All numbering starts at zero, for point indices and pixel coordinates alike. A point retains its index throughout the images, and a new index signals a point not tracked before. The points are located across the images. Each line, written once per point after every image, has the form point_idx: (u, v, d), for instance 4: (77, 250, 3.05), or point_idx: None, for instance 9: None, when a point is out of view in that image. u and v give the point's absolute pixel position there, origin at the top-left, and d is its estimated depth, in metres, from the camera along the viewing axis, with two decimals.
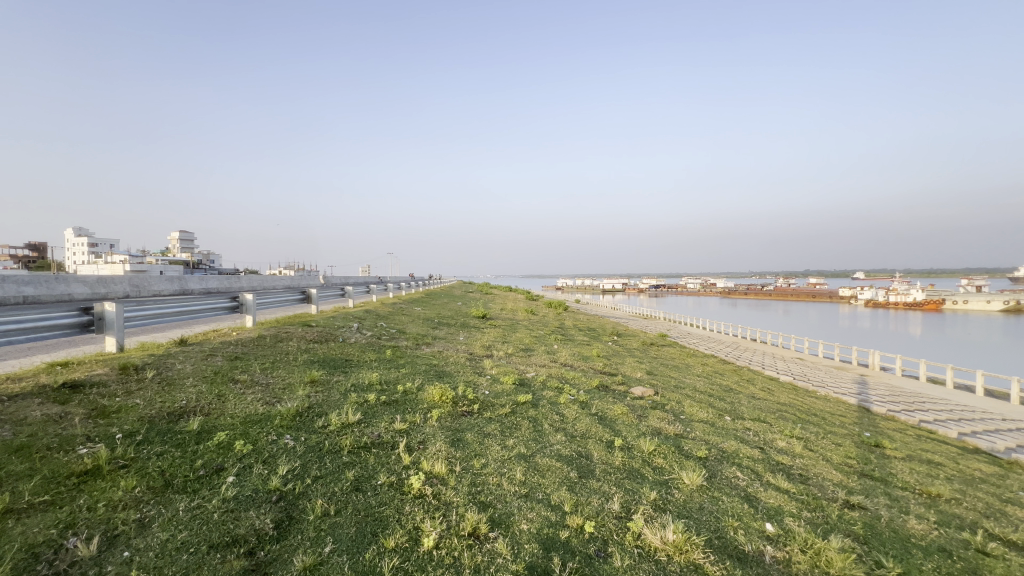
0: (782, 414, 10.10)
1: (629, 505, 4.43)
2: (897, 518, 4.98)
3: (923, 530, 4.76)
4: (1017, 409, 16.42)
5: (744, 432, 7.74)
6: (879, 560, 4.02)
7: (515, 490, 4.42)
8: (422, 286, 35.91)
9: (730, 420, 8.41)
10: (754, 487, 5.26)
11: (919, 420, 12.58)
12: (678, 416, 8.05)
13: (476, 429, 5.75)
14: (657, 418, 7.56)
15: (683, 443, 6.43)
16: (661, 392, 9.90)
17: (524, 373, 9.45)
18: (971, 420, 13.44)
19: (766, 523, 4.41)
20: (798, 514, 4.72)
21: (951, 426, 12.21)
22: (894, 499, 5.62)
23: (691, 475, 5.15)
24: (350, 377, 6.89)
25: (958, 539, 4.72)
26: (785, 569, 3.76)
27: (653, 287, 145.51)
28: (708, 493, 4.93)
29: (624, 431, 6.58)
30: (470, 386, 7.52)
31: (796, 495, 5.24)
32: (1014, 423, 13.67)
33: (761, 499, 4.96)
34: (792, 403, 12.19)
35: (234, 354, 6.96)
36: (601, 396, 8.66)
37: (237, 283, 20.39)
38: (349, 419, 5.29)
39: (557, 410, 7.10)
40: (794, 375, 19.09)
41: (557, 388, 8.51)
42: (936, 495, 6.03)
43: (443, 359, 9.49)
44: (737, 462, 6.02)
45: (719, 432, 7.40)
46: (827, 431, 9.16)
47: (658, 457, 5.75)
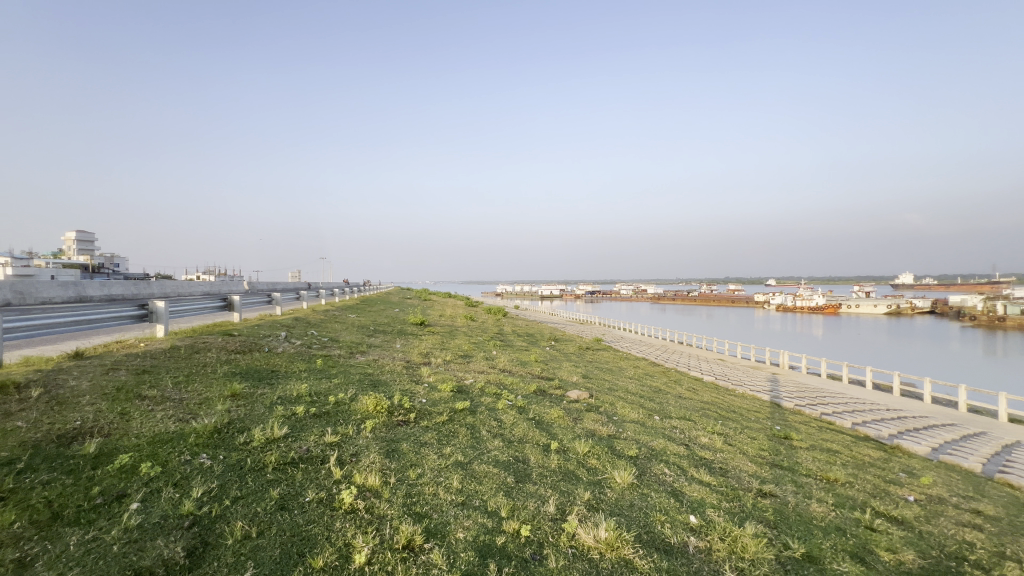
0: (705, 412, 10.80)
1: (564, 506, 4.52)
2: (802, 502, 5.50)
3: (822, 512, 5.30)
4: (898, 400, 18.68)
5: (671, 430, 8.19)
6: (787, 542, 4.40)
7: (452, 498, 4.37)
8: (357, 292, 34.59)
9: (658, 419, 8.85)
10: (679, 481, 5.59)
11: (821, 413, 13.96)
12: (611, 418, 8.36)
13: (412, 439, 5.62)
14: (591, 421, 7.81)
15: (615, 443, 6.69)
16: (595, 394, 10.24)
17: (462, 380, 9.39)
18: (862, 411, 15.12)
19: (690, 515, 4.69)
20: (718, 505, 5.06)
21: (847, 417, 13.66)
22: (799, 486, 6.21)
23: (622, 474, 5.36)
24: (276, 390, 6.48)
25: (851, 518, 5.30)
26: (707, 558, 4.02)
27: (589, 293, 150.51)
28: (638, 490, 5.16)
29: (560, 434, 6.73)
30: (406, 394, 7.35)
31: (716, 487, 5.62)
32: (896, 413, 15.54)
33: (685, 493, 5.27)
34: (714, 401, 13.05)
35: (141, 367, 6.32)
36: (538, 400, 8.81)
37: (147, 289, 18.53)
38: (274, 434, 4.96)
39: (495, 416, 7.12)
40: (716, 375, 20.46)
41: (495, 394, 8.55)
42: (834, 479, 6.73)
43: (379, 368, 9.21)
44: (664, 459, 6.36)
45: (649, 431, 7.78)
46: (744, 426, 9.92)
47: (591, 458, 5.94)
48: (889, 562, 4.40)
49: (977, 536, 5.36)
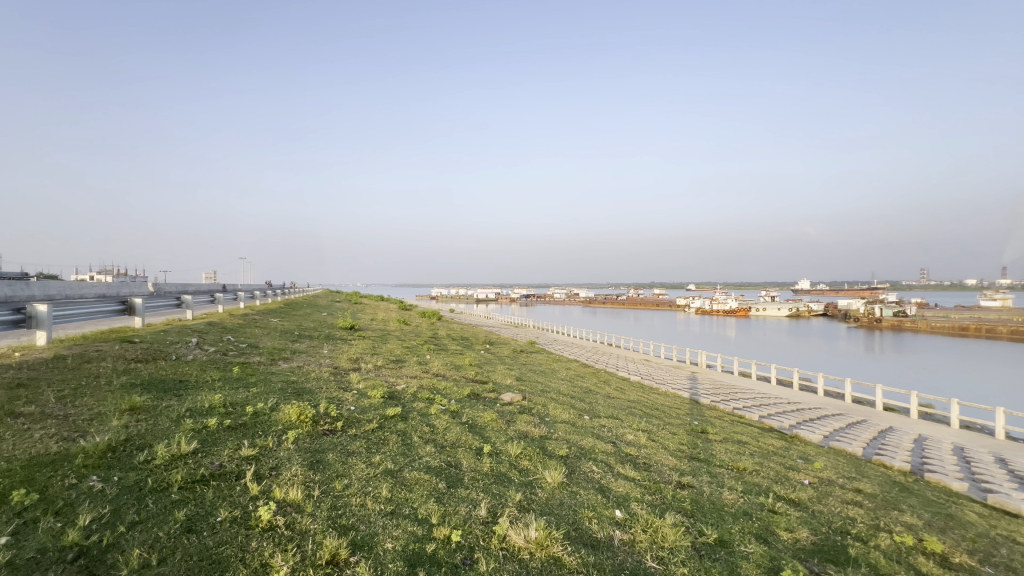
0: (631, 410, 11.34)
1: (496, 509, 4.55)
2: (715, 491, 5.95)
3: (732, 499, 5.76)
4: (797, 394, 20.74)
5: (599, 429, 8.51)
6: (702, 529, 4.74)
7: (381, 508, 4.24)
8: (280, 295, 32.55)
9: (588, 419, 9.17)
10: (606, 478, 5.82)
11: (734, 408, 15.14)
12: (543, 419, 8.54)
13: (339, 449, 5.38)
14: (524, 422, 7.93)
15: (546, 444, 6.83)
16: (529, 397, 10.40)
17: (394, 385, 9.12)
18: (768, 405, 16.60)
19: (615, 510, 4.90)
20: (641, 498, 5.34)
21: (755, 411, 14.94)
22: (713, 476, 6.71)
23: (553, 474, 5.49)
24: (184, 401, 5.91)
25: (757, 503, 5.81)
26: (630, 549, 4.21)
27: (523, 296, 153.19)
28: (568, 488, 5.30)
29: (493, 437, 6.77)
30: (333, 402, 7.03)
31: (640, 481, 5.92)
32: (796, 406, 17.22)
33: (611, 489, 5.50)
34: (639, 400, 13.73)
35: (16, 381, 5.50)
36: (471, 404, 8.80)
37: (24, 291, 16.18)
38: (180, 450, 4.53)
39: (427, 421, 7.01)
40: (642, 375, 21.54)
41: (428, 399, 8.41)
42: (743, 469, 7.34)
43: (304, 375, 8.72)
44: (593, 457, 6.59)
45: (579, 431, 8.04)
46: (666, 423, 10.53)
47: (523, 460, 6.02)
48: (788, 540, 4.87)
49: (858, 511, 6.09)
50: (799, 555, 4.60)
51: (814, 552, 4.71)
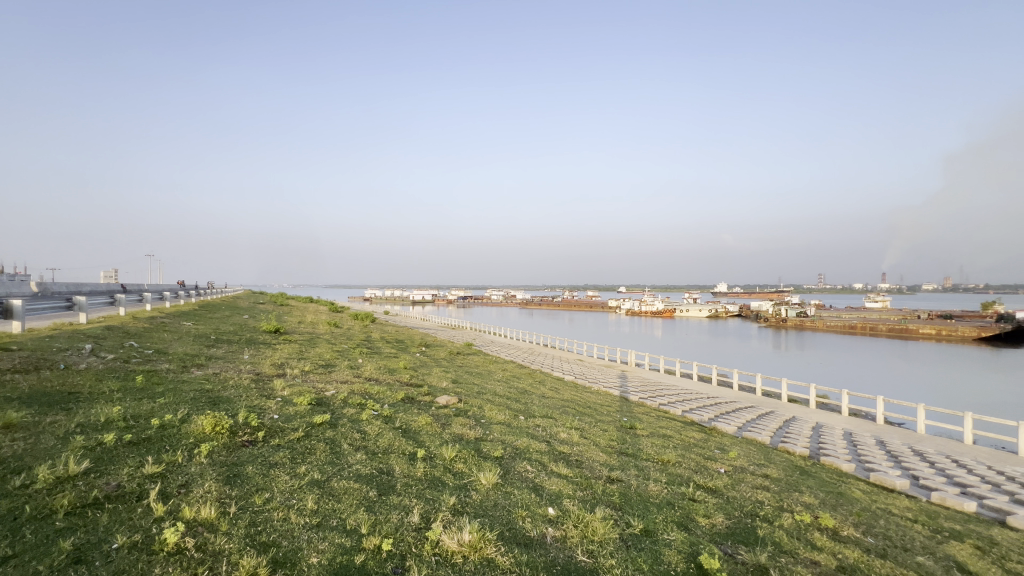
0: (565, 410, 11.64)
1: (429, 514, 4.48)
2: (642, 484, 6.27)
3: (657, 490, 6.10)
4: (715, 389, 22.33)
5: (534, 428, 8.67)
6: (629, 520, 4.96)
7: (306, 521, 4.02)
8: (194, 296, 29.88)
9: (523, 419, 9.30)
10: (540, 477, 5.93)
11: (660, 404, 16.00)
12: (478, 421, 8.53)
13: (259, 461, 5.03)
14: (459, 425, 7.88)
15: (481, 446, 6.83)
16: (464, 399, 10.35)
17: (323, 391, 8.70)
18: (690, 401, 17.71)
19: (548, 508, 5.00)
20: (573, 495, 5.50)
21: (679, 406, 15.86)
22: (641, 469, 7.06)
23: (488, 475, 5.50)
24: (75, 416, 5.25)
25: (679, 493, 6.19)
26: (562, 545, 4.32)
27: (460, 297, 152.34)
28: (502, 489, 5.34)
29: (427, 442, 6.65)
30: (255, 411, 6.57)
31: (572, 478, 6.10)
32: (715, 400, 18.53)
33: (544, 487, 5.61)
34: (573, 399, 14.13)
35: None
36: (405, 408, 8.60)
37: None
38: (68, 471, 4.01)
39: (358, 427, 6.75)
40: (576, 374, 22.13)
41: (359, 404, 8.11)
42: (667, 461, 7.79)
43: (220, 383, 8.07)
44: (527, 457, 6.69)
45: (514, 431, 8.13)
46: (597, 420, 10.92)
47: (458, 463, 5.97)
48: (706, 526, 5.23)
49: (765, 495, 6.67)
50: (715, 539, 4.96)
51: (728, 535, 5.09)
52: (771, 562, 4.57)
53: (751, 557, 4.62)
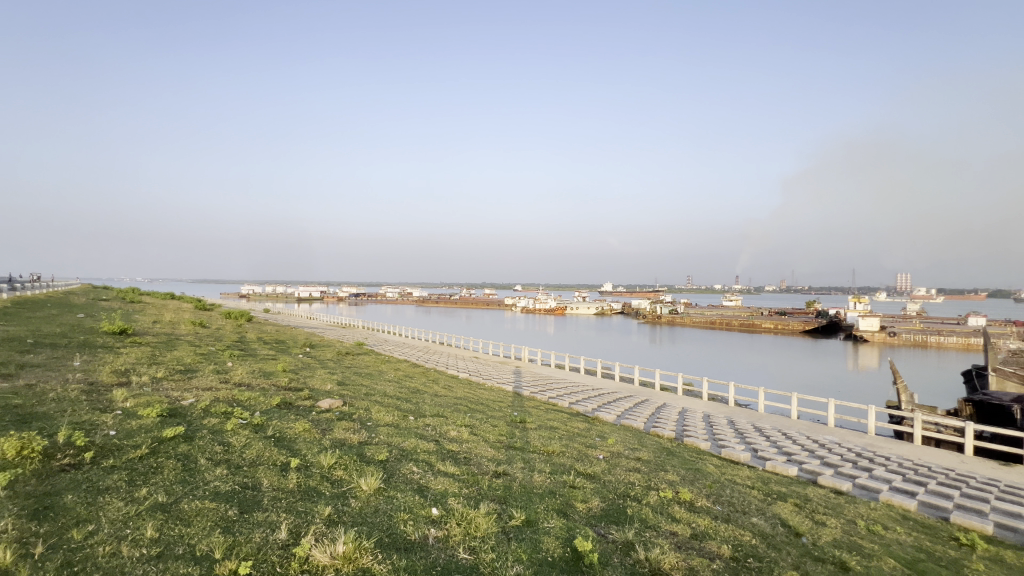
0: (457, 408, 11.61)
1: (299, 529, 4.12)
2: (526, 476, 6.46)
3: (540, 480, 6.34)
4: (600, 381, 23.98)
5: (423, 428, 8.49)
6: (511, 513, 5.07)
7: (142, 554, 3.45)
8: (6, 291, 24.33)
9: (412, 419, 9.07)
10: (426, 477, 5.80)
11: (549, 398, 16.70)
12: (364, 424, 8.12)
13: (83, 487, 4.22)
14: (342, 429, 7.42)
15: (365, 450, 6.50)
16: (350, 401, 9.78)
17: (179, 400, 7.60)
18: (576, 393, 18.75)
19: (432, 509, 4.91)
20: (459, 492, 5.48)
21: (567, 399, 16.69)
22: (526, 461, 7.30)
23: (369, 481, 5.23)
24: None
25: (561, 481, 6.50)
26: (444, 545, 4.26)
27: (352, 295, 144.51)
28: (385, 493, 5.13)
29: (303, 450, 6.14)
30: (82, 429, 5.50)
31: (459, 476, 6.08)
32: (599, 391, 19.84)
33: (429, 487, 5.51)
34: (466, 396, 14.15)
35: None
36: (280, 414, 7.87)
37: None
38: None
39: (221, 439, 6.01)
40: (470, 372, 22.16)
41: (223, 413, 7.23)
42: (552, 451, 8.17)
43: (36, 396, 6.62)
44: (414, 458, 6.53)
45: (402, 432, 7.88)
46: (488, 416, 11.03)
47: (338, 470, 5.60)
48: (582, 510, 5.56)
49: (636, 476, 7.29)
50: (590, 522, 5.29)
51: (602, 517, 5.45)
52: (637, 537, 4.99)
53: (620, 535, 4.99)
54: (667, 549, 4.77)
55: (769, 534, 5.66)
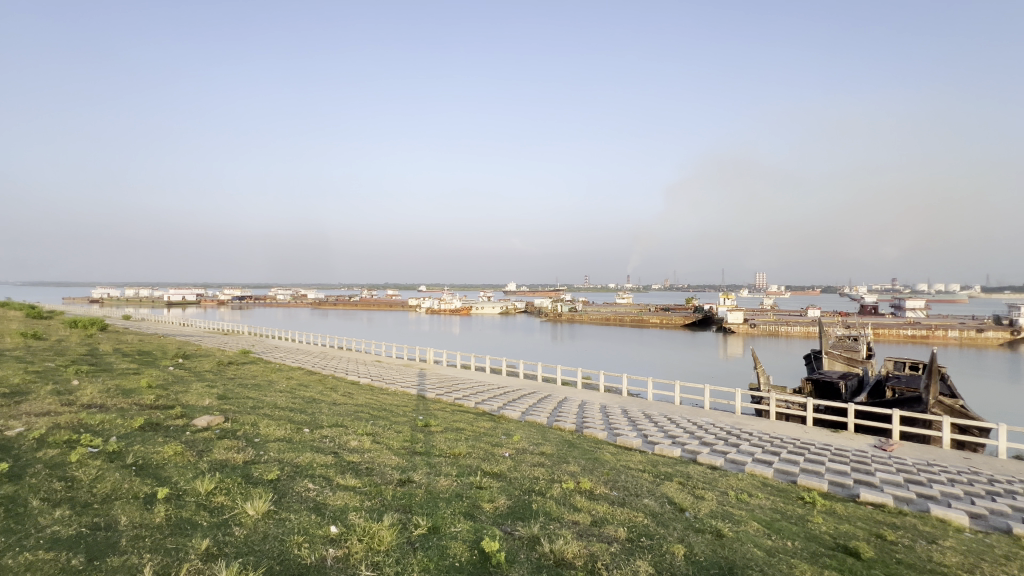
0: (358, 415, 11.03)
1: (168, 570, 3.60)
2: (432, 481, 6.34)
3: (446, 485, 6.26)
4: (504, 379, 24.40)
5: (320, 440, 7.93)
6: (417, 521, 4.95)
7: None
8: None
9: (307, 432, 8.42)
10: (323, 494, 5.42)
11: (456, 399, 16.57)
12: (250, 441, 7.36)
13: None
14: (223, 449, 6.65)
15: (252, 470, 5.89)
16: (233, 417, 8.80)
17: (1, 432, 6.21)
18: (482, 392, 18.86)
19: (330, 527, 4.60)
20: (360, 506, 5.20)
21: (473, 399, 16.70)
22: (432, 466, 7.17)
23: (257, 504, 4.75)
24: None
25: (468, 483, 6.48)
26: (345, 564, 4.02)
27: (235, 297, 130.56)
28: (276, 516, 4.69)
29: (174, 477, 5.38)
30: None
31: (361, 488, 5.78)
32: (504, 390, 20.17)
33: (328, 504, 5.15)
34: (367, 403, 13.50)
35: None
36: (144, 438, 6.82)
37: None
38: None
39: (64, 474, 5.04)
40: (372, 377, 21.18)
41: (66, 441, 6.07)
42: (458, 453, 8.13)
43: None
44: (309, 474, 6.06)
45: (296, 447, 7.29)
46: (392, 422, 10.64)
47: (218, 496, 5.00)
48: (489, 510, 5.60)
49: (540, 471, 7.53)
50: (497, 521, 5.35)
51: (508, 515, 5.55)
52: (542, 531, 5.14)
53: (526, 531, 5.10)
54: (570, 538, 4.98)
55: (658, 512, 6.20)
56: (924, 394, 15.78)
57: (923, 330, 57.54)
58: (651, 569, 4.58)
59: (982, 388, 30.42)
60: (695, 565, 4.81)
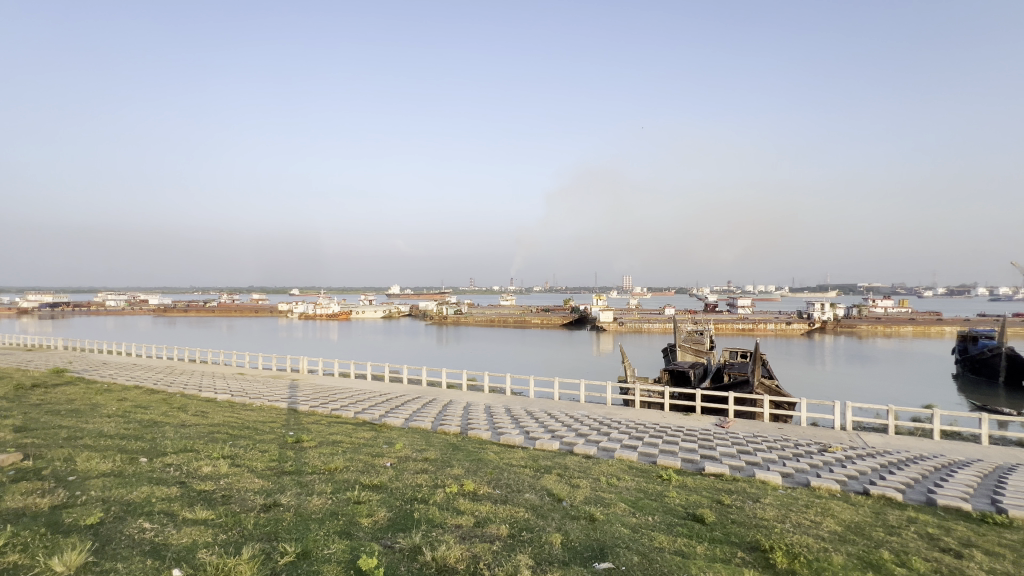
0: (212, 437, 9.68)
1: None
2: (303, 502, 5.81)
3: (319, 504, 5.78)
4: (386, 386, 23.40)
5: (162, 470, 6.79)
6: (283, 549, 4.49)
7: None
8: None
9: (145, 461, 7.16)
10: (165, 532, 4.63)
11: (332, 410, 15.47)
12: (63, 480, 6.02)
13: None
14: (21, 494, 5.33)
15: (62, 516, 4.79)
16: (37, 453, 7.10)
17: None
18: (363, 401, 17.87)
19: (173, 571, 3.95)
20: (213, 541, 4.56)
21: (352, 409, 15.74)
22: (303, 486, 6.56)
23: (68, 556, 3.89)
24: None
25: (344, 499, 6.06)
26: None
27: (44, 304, 106.05)
28: (98, 568, 3.89)
29: None
30: None
31: (215, 521, 5.06)
32: (386, 397, 19.38)
33: (171, 544, 4.42)
34: (224, 421, 11.92)
35: None
36: None
37: None
38: None
39: None
40: (232, 391, 18.80)
41: None
42: (334, 468, 7.59)
43: None
44: (146, 511, 5.14)
45: (129, 481, 6.14)
46: (255, 441, 9.54)
47: (11, 554, 3.98)
48: (367, 525, 5.31)
49: (423, 477, 7.35)
50: (376, 536, 5.09)
51: (388, 528, 5.32)
52: (424, 539, 5.02)
53: (407, 542, 4.93)
54: (452, 543, 4.94)
55: (538, 505, 6.47)
56: (751, 377, 18.82)
57: (750, 324, 68.87)
58: (531, 560, 4.76)
59: (791, 370, 37.37)
60: (571, 550, 5.12)
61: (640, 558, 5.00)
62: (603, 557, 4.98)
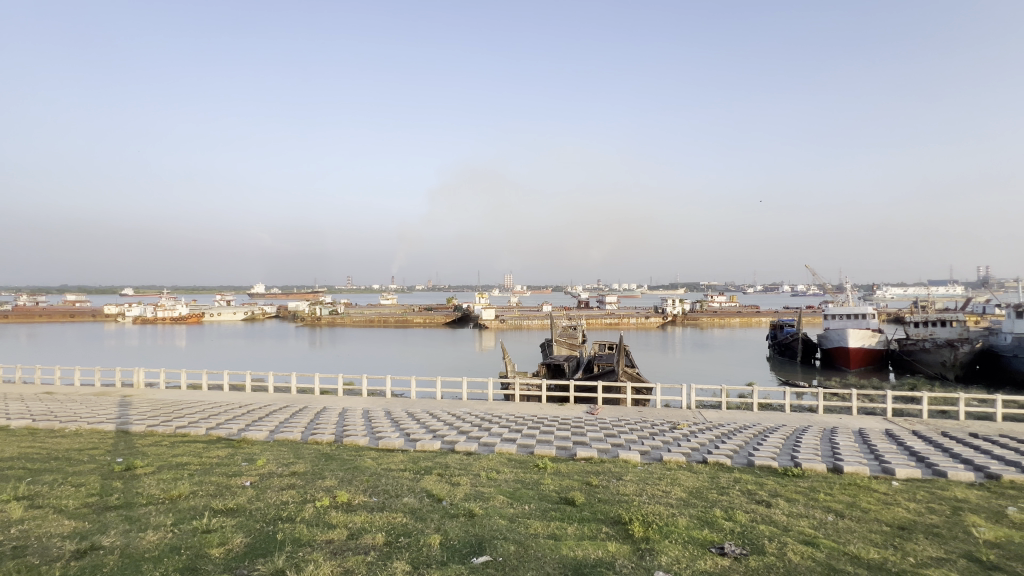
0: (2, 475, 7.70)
1: None
2: (133, 540, 4.92)
3: (155, 539, 4.95)
4: (247, 395, 20.94)
5: None
6: None
7: None
8: None
9: None
10: None
11: (177, 428, 13.34)
12: None
13: None
14: None
15: None
16: None
17: None
18: (217, 415, 15.71)
19: None
20: None
21: (202, 425, 13.74)
22: (133, 521, 5.55)
23: None
24: None
25: (188, 531, 5.25)
26: None
27: None
28: None
29: None
30: None
31: None
32: (247, 408, 17.32)
33: None
34: (19, 454, 9.53)
35: None
36: None
37: None
38: None
39: None
40: (33, 415, 15.13)
41: None
42: (177, 496, 6.54)
43: None
44: None
45: None
46: (67, 474, 7.83)
47: None
48: (218, 556, 4.69)
49: (290, 494, 6.73)
50: (228, 567, 4.50)
51: (245, 555, 4.76)
52: (289, 562, 4.59)
53: (267, 567, 4.47)
54: (322, 561, 4.60)
55: (418, 508, 6.33)
56: (617, 367, 20.68)
57: (615, 318, 75.94)
58: (408, 566, 4.64)
59: (651, 359, 41.85)
60: (449, 549, 5.11)
61: (516, 546, 5.18)
62: (480, 551, 5.07)
